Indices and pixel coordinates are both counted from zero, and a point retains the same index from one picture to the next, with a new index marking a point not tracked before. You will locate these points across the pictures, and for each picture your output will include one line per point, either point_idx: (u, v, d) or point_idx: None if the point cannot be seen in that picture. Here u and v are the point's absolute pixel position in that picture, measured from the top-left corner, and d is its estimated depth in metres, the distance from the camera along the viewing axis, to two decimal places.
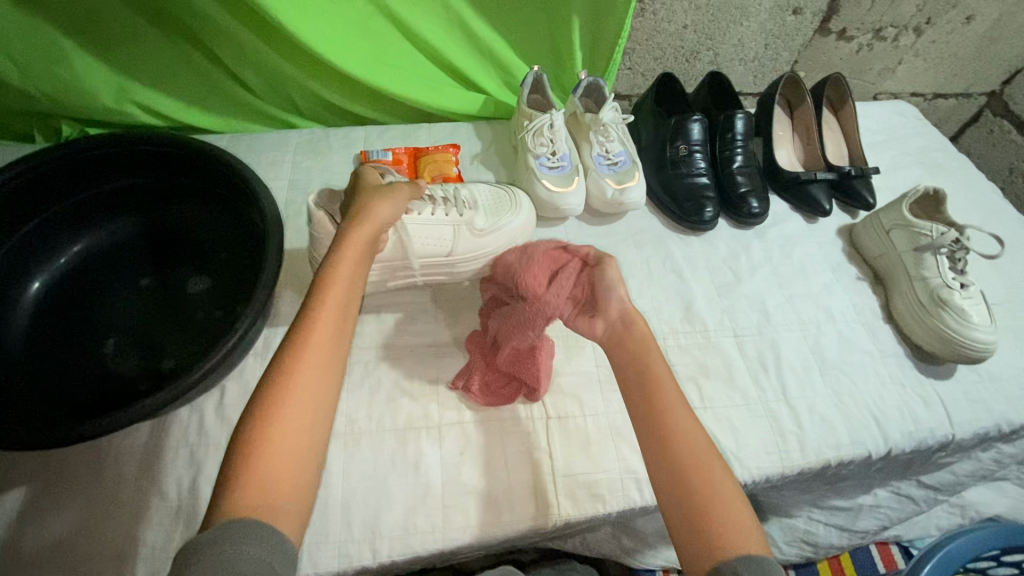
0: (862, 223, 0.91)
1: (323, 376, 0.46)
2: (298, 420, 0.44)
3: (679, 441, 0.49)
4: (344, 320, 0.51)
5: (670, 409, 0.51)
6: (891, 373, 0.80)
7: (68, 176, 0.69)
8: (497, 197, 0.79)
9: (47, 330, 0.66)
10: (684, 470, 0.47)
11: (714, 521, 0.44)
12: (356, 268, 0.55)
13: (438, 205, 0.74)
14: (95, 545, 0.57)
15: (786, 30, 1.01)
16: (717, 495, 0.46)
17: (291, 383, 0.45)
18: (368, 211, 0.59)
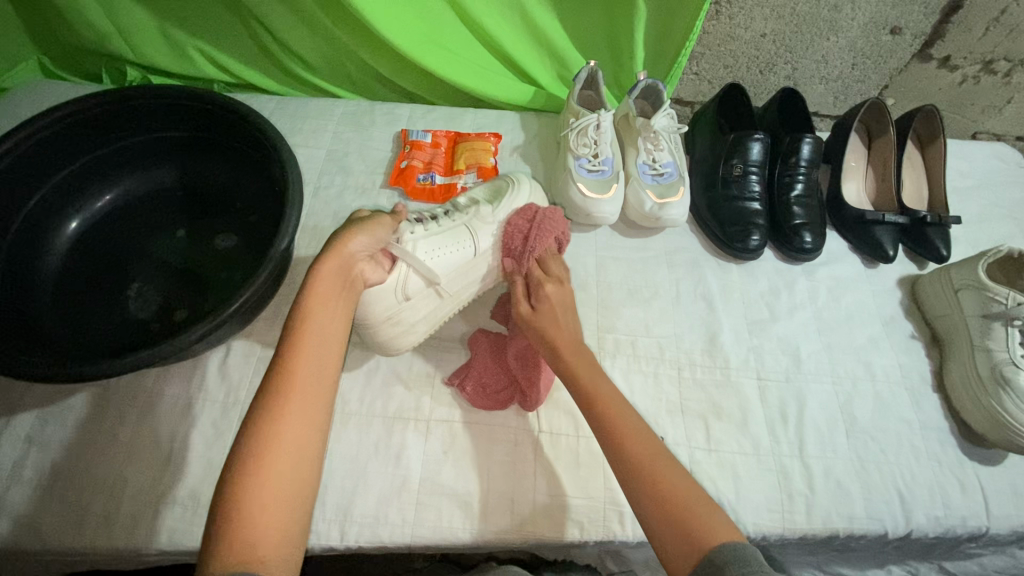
0: (928, 276, 0.82)
1: (310, 409, 0.47)
2: (284, 470, 0.43)
3: (634, 447, 0.52)
4: (323, 360, 0.50)
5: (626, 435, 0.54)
6: (928, 449, 0.72)
7: (119, 121, 0.72)
8: (493, 186, 0.77)
9: (80, 268, 0.70)
10: (636, 479, 0.51)
11: (687, 515, 0.47)
12: (336, 304, 0.53)
13: (436, 219, 0.71)
14: (89, 477, 0.60)
15: (879, 50, 0.92)
16: (684, 491, 0.49)
17: (269, 433, 0.44)
18: (345, 241, 0.56)
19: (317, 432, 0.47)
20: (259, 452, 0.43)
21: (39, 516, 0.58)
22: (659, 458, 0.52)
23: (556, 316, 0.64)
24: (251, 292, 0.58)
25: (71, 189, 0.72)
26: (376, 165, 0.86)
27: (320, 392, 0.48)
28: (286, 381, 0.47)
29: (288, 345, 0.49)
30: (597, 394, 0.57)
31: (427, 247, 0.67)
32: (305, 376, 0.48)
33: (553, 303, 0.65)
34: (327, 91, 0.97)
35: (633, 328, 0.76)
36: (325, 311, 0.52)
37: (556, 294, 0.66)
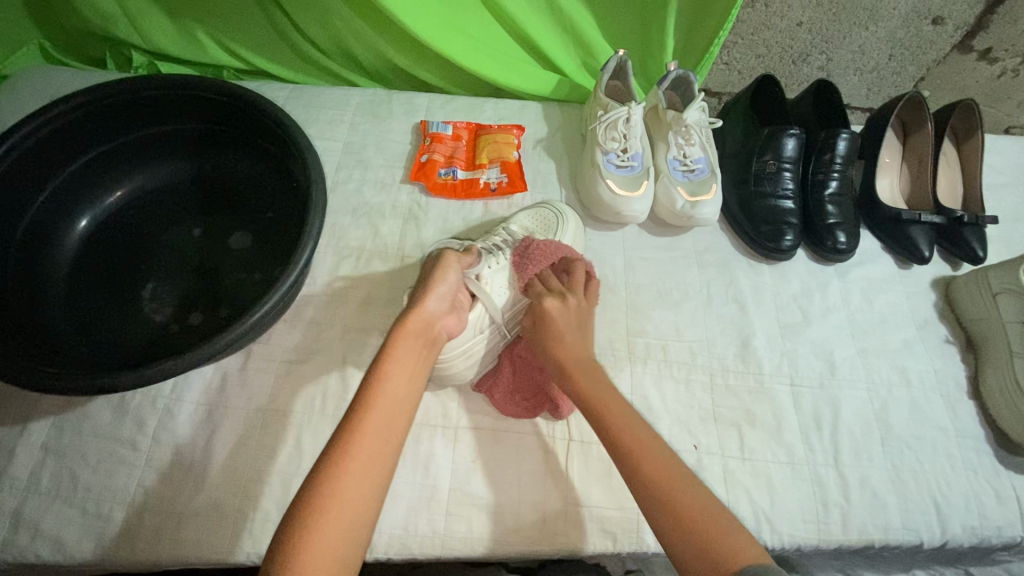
0: (963, 278, 0.79)
1: (374, 473, 0.47)
2: (342, 527, 0.43)
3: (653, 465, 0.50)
4: (394, 419, 0.50)
5: (637, 448, 0.51)
6: (964, 457, 0.70)
7: (129, 115, 0.69)
8: (541, 215, 0.76)
9: (93, 268, 0.67)
10: (649, 494, 0.49)
11: (706, 536, 0.45)
12: (411, 362, 0.54)
13: (502, 249, 0.71)
14: (108, 487, 0.58)
15: (918, 41, 0.88)
16: (701, 509, 0.47)
17: (334, 487, 0.45)
18: (425, 295, 0.58)
19: (376, 497, 0.46)
20: (323, 506, 0.43)
21: (59, 528, 0.56)
22: (673, 472, 0.50)
23: (561, 329, 0.62)
24: (273, 301, 0.56)
25: (80, 185, 0.69)
26: (396, 158, 0.83)
27: (386, 450, 0.49)
28: (357, 436, 0.48)
29: (364, 399, 0.50)
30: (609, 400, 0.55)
31: (502, 282, 0.69)
32: (376, 434, 0.49)
33: (553, 319, 0.62)
34: (342, 79, 0.93)
35: (663, 332, 0.74)
36: (400, 368, 0.53)
37: (557, 309, 0.63)
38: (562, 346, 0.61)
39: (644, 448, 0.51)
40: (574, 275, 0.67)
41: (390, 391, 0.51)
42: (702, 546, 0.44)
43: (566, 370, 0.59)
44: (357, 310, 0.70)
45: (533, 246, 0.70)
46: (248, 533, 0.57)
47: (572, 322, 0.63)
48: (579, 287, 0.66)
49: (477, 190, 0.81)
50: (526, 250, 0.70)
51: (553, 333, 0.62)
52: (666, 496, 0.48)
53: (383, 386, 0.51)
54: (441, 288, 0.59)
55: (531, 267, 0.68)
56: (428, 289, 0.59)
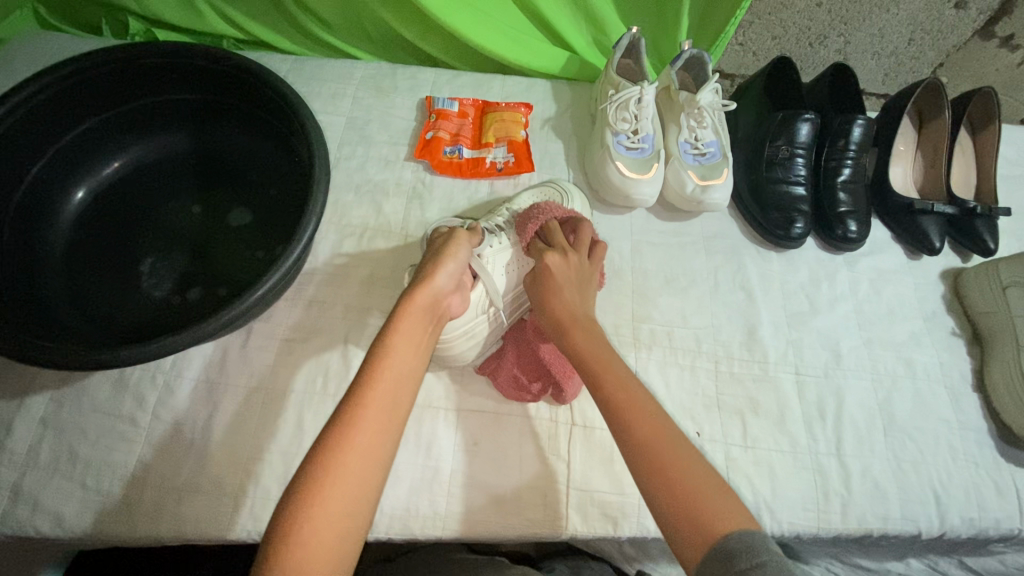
0: (973, 270, 0.78)
1: (376, 447, 0.46)
2: (344, 501, 0.43)
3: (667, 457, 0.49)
4: (398, 394, 0.49)
5: (629, 406, 0.51)
6: (965, 450, 0.70)
7: (125, 84, 0.66)
8: (548, 195, 0.74)
9: (90, 241, 0.65)
10: (640, 451, 0.48)
11: (699, 500, 0.44)
12: (416, 337, 0.54)
13: (507, 231, 0.69)
14: (108, 463, 0.58)
15: (940, 25, 0.85)
16: (696, 473, 0.46)
17: (336, 461, 0.44)
18: (434, 270, 0.57)
19: (380, 473, 0.46)
20: (325, 479, 0.43)
21: (59, 503, 0.56)
22: (666, 433, 0.49)
23: (560, 285, 0.61)
24: (275, 279, 0.55)
25: (76, 155, 0.67)
26: (400, 135, 0.81)
27: (390, 425, 0.48)
28: (360, 411, 0.47)
29: (367, 375, 0.49)
30: (608, 371, 0.54)
31: (505, 263, 0.67)
32: (379, 409, 0.48)
33: (554, 271, 0.61)
34: (345, 52, 0.90)
35: (669, 318, 0.73)
36: (405, 343, 0.52)
37: (557, 265, 0.61)
38: (559, 300, 0.60)
39: (638, 409, 0.51)
40: (581, 235, 0.65)
41: (393, 366, 0.50)
42: (690, 513, 0.44)
43: (563, 325, 0.58)
44: (360, 290, 0.69)
45: (537, 208, 0.68)
46: (249, 511, 0.57)
47: (572, 274, 0.61)
48: (584, 244, 0.65)
49: (482, 169, 0.79)
50: (526, 214, 0.68)
51: (551, 287, 0.61)
52: (660, 465, 0.47)
53: (387, 362, 0.50)
54: (451, 263, 0.58)
55: (530, 224, 0.67)
56: (437, 263, 0.58)
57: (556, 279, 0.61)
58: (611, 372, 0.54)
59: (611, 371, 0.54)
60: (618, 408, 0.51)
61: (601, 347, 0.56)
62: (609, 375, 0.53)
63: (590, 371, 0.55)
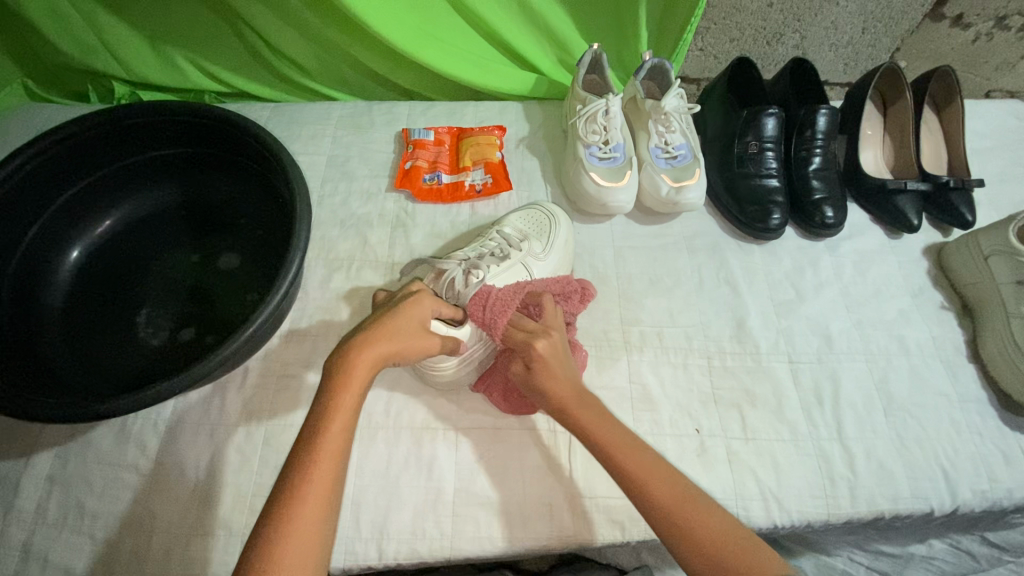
0: (954, 243, 0.80)
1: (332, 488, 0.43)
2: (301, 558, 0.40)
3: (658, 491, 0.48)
4: (328, 507, 0.43)
5: (644, 478, 0.49)
6: (969, 423, 0.70)
7: (114, 144, 0.69)
8: (534, 216, 0.76)
9: (86, 299, 0.67)
10: (668, 527, 0.47)
11: (735, 562, 0.44)
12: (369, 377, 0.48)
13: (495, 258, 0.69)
14: (115, 514, 0.58)
15: (889, 12, 0.88)
16: (725, 533, 0.46)
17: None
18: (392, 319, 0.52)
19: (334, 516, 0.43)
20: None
21: (70, 557, 0.56)
22: (685, 500, 0.48)
23: (553, 368, 0.55)
24: (262, 318, 0.56)
25: (70, 217, 0.69)
26: (380, 167, 0.84)
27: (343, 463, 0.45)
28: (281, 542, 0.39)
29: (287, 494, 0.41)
30: (599, 432, 0.52)
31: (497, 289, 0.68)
32: (301, 555, 0.39)
33: (547, 361, 0.55)
34: (322, 94, 0.94)
35: (658, 319, 0.74)
36: (340, 442, 0.45)
37: (547, 349, 0.55)
38: (557, 379, 0.55)
39: (668, 484, 0.49)
40: (544, 313, 0.60)
41: (325, 476, 0.43)
42: (725, 574, 0.44)
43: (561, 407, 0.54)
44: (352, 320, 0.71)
45: (491, 295, 0.61)
46: None
47: (563, 357, 0.56)
48: (554, 318, 0.59)
49: (462, 192, 0.82)
50: (486, 301, 0.61)
51: (546, 376, 0.54)
52: (677, 523, 0.47)
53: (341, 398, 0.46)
54: (383, 342, 0.49)
55: (495, 319, 0.59)
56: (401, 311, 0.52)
57: (548, 369, 0.55)
58: (613, 437, 0.52)
59: (600, 435, 0.52)
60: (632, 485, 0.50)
61: (599, 414, 0.54)
62: (613, 444, 0.51)
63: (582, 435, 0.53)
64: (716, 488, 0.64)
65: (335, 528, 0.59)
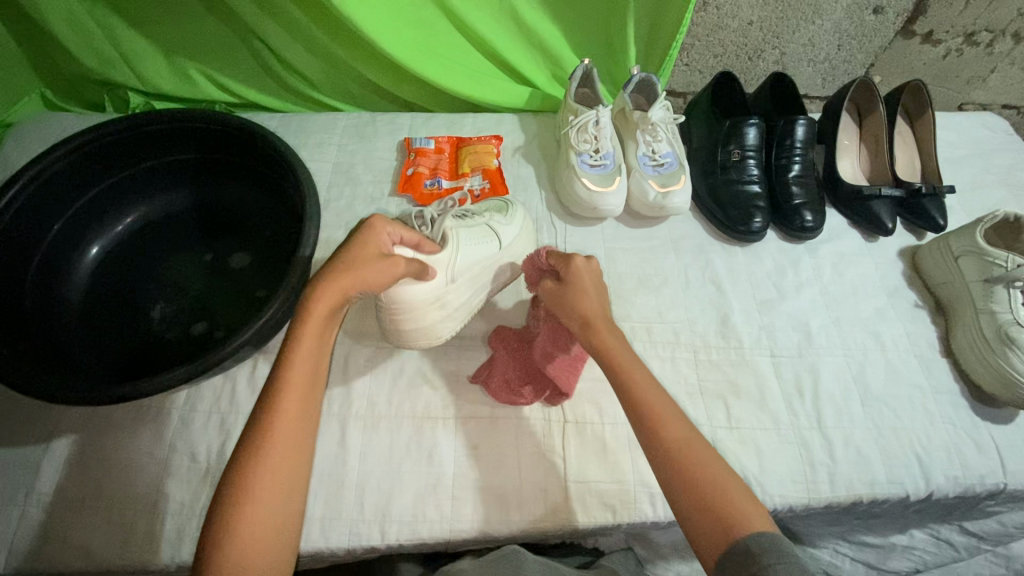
0: (927, 245, 0.84)
1: (297, 428, 0.50)
2: (273, 482, 0.47)
3: (668, 435, 0.51)
4: (299, 438, 0.50)
5: (663, 421, 0.52)
6: (942, 413, 0.74)
7: (133, 148, 0.73)
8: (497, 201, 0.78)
9: (102, 294, 0.71)
10: (675, 475, 0.49)
11: (722, 511, 0.47)
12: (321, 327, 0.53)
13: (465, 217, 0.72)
14: (129, 496, 0.61)
15: (862, 30, 0.95)
16: (722, 484, 0.48)
17: (243, 530, 0.45)
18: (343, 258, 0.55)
19: (304, 450, 0.50)
20: (236, 539, 0.44)
21: (85, 537, 0.59)
22: (693, 450, 0.50)
23: (584, 289, 0.59)
24: (275, 308, 0.61)
25: (89, 217, 0.73)
26: (383, 174, 0.88)
27: (305, 405, 0.52)
28: (257, 471, 0.47)
29: (259, 431, 0.49)
30: (627, 378, 0.54)
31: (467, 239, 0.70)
32: (271, 483, 0.47)
33: (581, 280, 0.59)
34: (328, 106, 0.99)
35: (647, 315, 0.78)
36: (303, 383, 0.51)
37: (583, 270, 0.60)
38: (587, 304, 0.58)
39: (666, 418, 0.52)
40: (578, 245, 0.63)
41: (289, 413, 0.50)
42: (717, 518, 0.47)
43: (593, 326, 0.57)
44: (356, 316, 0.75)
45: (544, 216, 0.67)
46: None
47: (595, 280, 0.60)
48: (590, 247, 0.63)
49: (461, 197, 0.86)
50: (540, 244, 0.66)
51: (576, 297, 0.58)
52: (687, 468, 0.49)
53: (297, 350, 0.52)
54: (337, 286, 0.53)
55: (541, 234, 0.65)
56: (352, 250, 0.55)
57: (578, 283, 0.59)
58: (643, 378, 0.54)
59: (641, 390, 0.53)
60: (653, 427, 0.51)
61: (626, 349, 0.56)
62: (638, 386, 0.53)
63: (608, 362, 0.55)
64: None
65: (340, 510, 0.62)
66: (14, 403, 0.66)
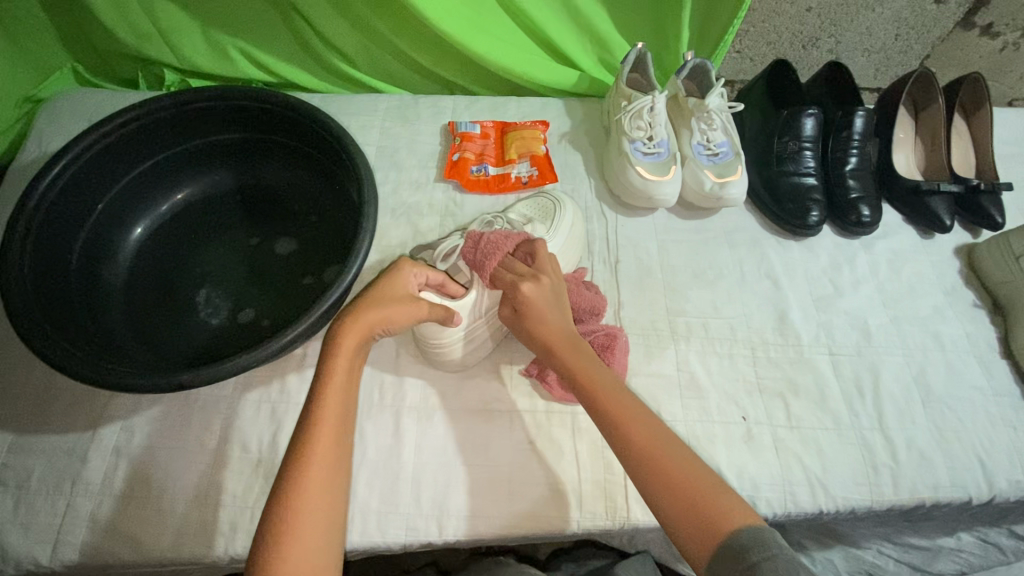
0: (984, 243, 0.82)
1: (339, 435, 0.50)
2: (319, 487, 0.47)
3: (632, 432, 0.51)
4: (335, 465, 0.49)
5: (623, 421, 0.52)
6: (1003, 416, 0.72)
7: (178, 127, 0.71)
8: (542, 204, 0.77)
9: (148, 276, 0.68)
10: (640, 469, 0.50)
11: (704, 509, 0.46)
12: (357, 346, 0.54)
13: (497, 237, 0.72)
14: (182, 486, 0.59)
15: (923, 20, 0.91)
16: (694, 476, 0.48)
17: (288, 567, 0.43)
18: (371, 296, 0.57)
19: (345, 457, 0.50)
20: (288, 541, 0.44)
21: (137, 529, 0.57)
22: (659, 444, 0.50)
23: (543, 310, 0.60)
24: (337, 295, 0.59)
25: (132, 199, 0.71)
26: (428, 159, 0.85)
27: (345, 414, 0.51)
28: (296, 503, 0.46)
29: (295, 459, 0.48)
30: (609, 405, 0.53)
31: None
32: (316, 490, 0.47)
33: (535, 301, 0.60)
34: (367, 87, 0.95)
35: (702, 310, 0.76)
36: (336, 412, 0.50)
37: (534, 293, 0.60)
38: (546, 326, 0.60)
39: (633, 416, 0.52)
40: (536, 256, 0.64)
41: (325, 438, 0.49)
42: (691, 515, 0.46)
43: (551, 348, 0.59)
44: None
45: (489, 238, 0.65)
46: None
47: (551, 300, 0.61)
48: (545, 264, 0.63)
49: (509, 184, 0.84)
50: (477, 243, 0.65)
51: (536, 318, 0.60)
52: (660, 471, 0.48)
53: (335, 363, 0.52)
54: (368, 314, 0.55)
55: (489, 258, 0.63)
56: (381, 287, 0.58)
57: (533, 305, 0.60)
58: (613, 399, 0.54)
59: (598, 388, 0.55)
60: (611, 420, 0.53)
61: (586, 357, 0.58)
62: (618, 412, 0.53)
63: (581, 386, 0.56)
64: (764, 473, 0.65)
65: (397, 504, 0.61)
66: (60, 387, 0.64)
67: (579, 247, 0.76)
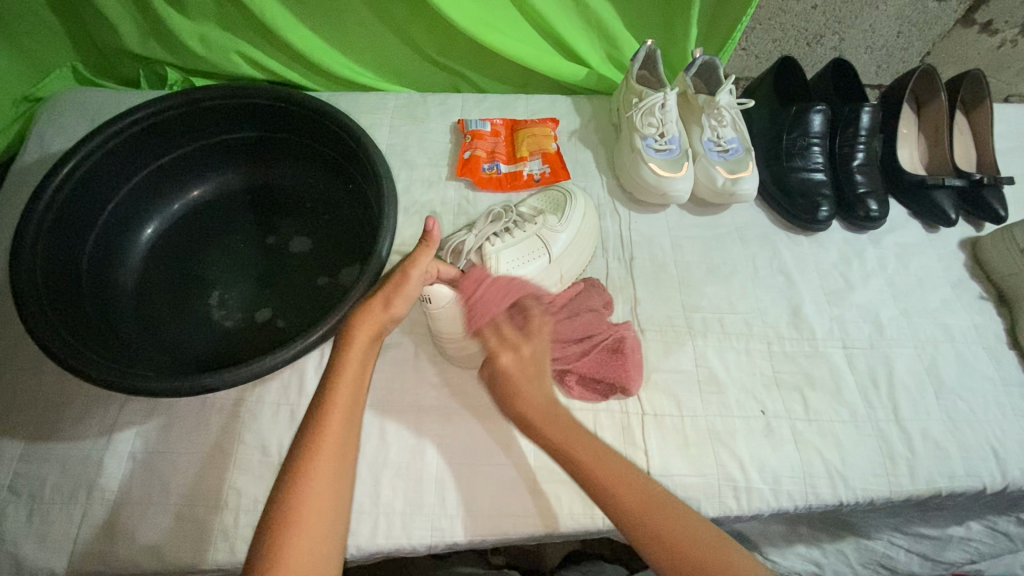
0: (990, 236, 0.83)
1: (349, 423, 0.50)
2: (327, 474, 0.47)
3: (625, 493, 0.49)
4: (340, 460, 0.48)
5: (618, 488, 0.49)
6: (1013, 405, 0.73)
7: (189, 126, 0.70)
8: (552, 197, 0.77)
9: (159, 277, 0.67)
10: (628, 522, 0.48)
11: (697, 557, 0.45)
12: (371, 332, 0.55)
13: (508, 231, 0.71)
14: (201, 491, 0.58)
15: (924, 17, 0.92)
16: (691, 539, 0.46)
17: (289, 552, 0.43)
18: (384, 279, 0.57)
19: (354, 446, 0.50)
20: (293, 524, 0.44)
21: (156, 535, 0.56)
22: (668, 506, 0.49)
23: (518, 387, 0.58)
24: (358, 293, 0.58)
25: (140, 200, 0.69)
26: (439, 157, 0.85)
27: (357, 401, 0.51)
28: (300, 490, 0.46)
29: (305, 442, 0.48)
30: (579, 450, 0.52)
31: (510, 257, 0.69)
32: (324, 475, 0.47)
33: (512, 377, 0.58)
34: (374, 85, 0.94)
35: (718, 306, 0.76)
36: (347, 397, 0.50)
37: (512, 363, 0.59)
38: (523, 398, 0.57)
39: (619, 479, 0.50)
40: (527, 329, 0.62)
41: (335, 422, 0.49)
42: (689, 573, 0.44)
43: (525, 424, 0.56)
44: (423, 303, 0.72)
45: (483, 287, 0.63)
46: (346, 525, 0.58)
47: (532, 375, 0.59)
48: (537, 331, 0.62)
49: (521, 182, 0.83)
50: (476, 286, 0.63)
51: (513, 393, 0.58)
52: (647, 525, 0.47)
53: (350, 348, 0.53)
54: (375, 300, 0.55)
55: (483, 310, 0.62)
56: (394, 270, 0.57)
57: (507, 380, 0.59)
58: (586, 450, 0.52)
59: (598, 465, 0.51)
60: (614, 499, 0.49)
61: (597, 441, 0.54)
62: (589, 455, 0.52)
63: (553, 444, 0.54)
64: (785, 468, 0.66)
65: (421, 504, 0.60)
66: (73, 392, 0.63)
67: (593, 241, 0.76)
